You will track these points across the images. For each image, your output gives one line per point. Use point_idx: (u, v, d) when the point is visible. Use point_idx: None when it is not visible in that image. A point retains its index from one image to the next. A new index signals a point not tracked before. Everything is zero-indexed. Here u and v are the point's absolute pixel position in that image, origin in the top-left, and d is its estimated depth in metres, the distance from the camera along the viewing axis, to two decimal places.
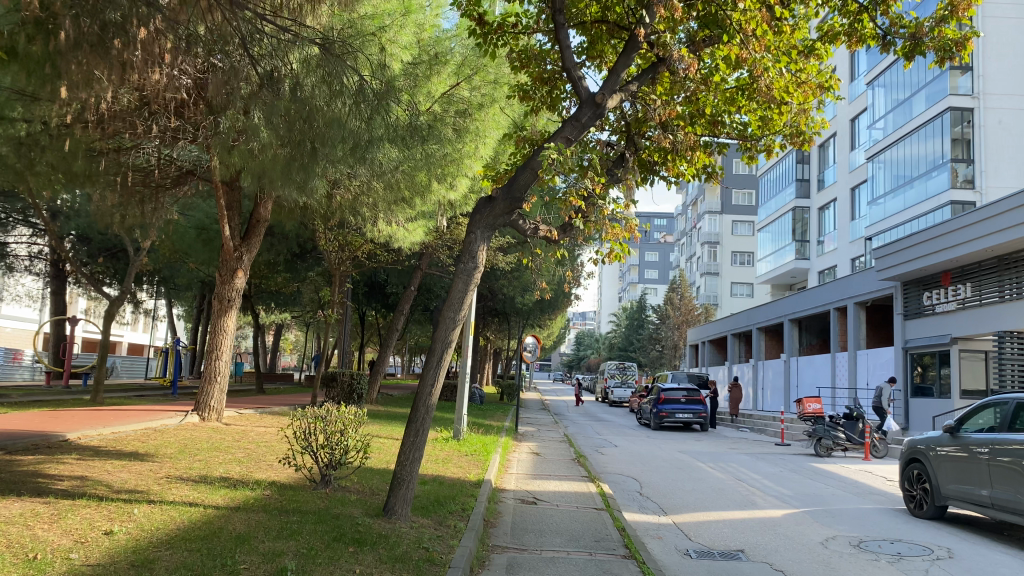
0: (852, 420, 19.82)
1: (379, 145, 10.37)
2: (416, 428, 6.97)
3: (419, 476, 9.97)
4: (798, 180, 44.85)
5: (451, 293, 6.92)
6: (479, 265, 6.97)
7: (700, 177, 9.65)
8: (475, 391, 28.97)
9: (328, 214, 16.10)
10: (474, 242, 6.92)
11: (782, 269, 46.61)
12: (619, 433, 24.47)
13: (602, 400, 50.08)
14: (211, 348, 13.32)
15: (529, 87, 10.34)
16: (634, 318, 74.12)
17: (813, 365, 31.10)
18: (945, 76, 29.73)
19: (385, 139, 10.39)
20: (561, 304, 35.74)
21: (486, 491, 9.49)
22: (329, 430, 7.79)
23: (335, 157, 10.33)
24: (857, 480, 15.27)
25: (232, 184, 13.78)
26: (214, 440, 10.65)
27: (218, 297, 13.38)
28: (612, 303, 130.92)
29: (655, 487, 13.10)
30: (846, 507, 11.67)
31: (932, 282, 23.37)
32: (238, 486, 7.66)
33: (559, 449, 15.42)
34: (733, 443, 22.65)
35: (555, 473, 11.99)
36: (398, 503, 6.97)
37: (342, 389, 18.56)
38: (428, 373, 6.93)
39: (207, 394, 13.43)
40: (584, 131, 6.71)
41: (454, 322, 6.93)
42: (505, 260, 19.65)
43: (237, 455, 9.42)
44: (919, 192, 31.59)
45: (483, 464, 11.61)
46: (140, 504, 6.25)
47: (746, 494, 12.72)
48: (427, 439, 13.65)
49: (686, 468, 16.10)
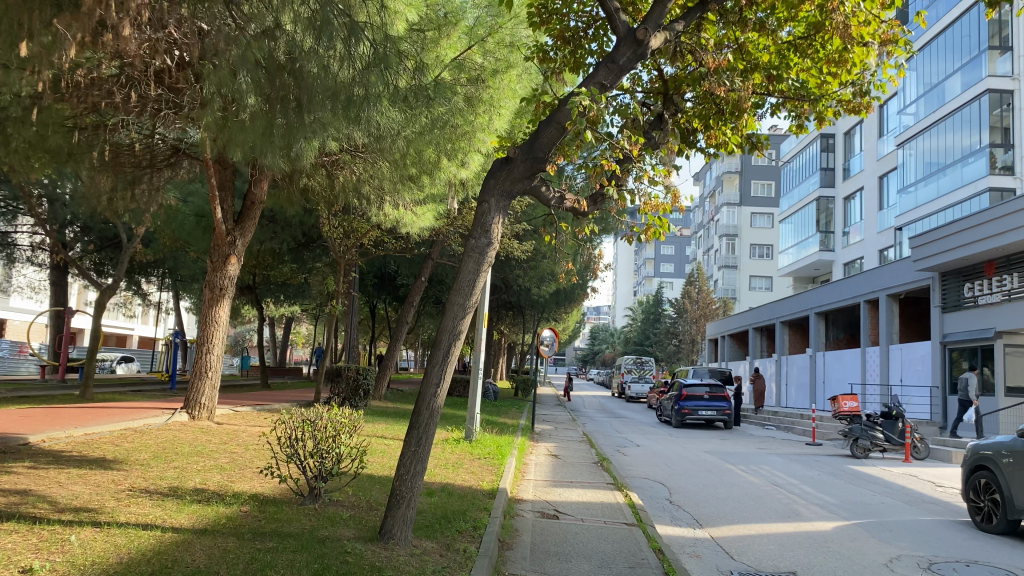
0: (891, 418, 18.36)
1: (377, 103, 9.19)
2: (418, 436, 5.84)
3: (425, 485, 8.88)
4: (823, 169, 43.39)
5: (459, 274, 5.82)
6: (494, 240, 5.81)
7: (743, 147, 8.52)
8: (488, 387, 27.83)
9: (330, 197, 15.00)
10: (488, 212, 5.78)
11: (806, 260, 45.21)
12: (639, 431, 23.30)
13: (619, 396, 48.87)
14: (203, 341, 12.28)
15: (549, 48, 9.23)
16: (650, 312, 72.72)
17: (841, 360, 29.78)
18: (982, 57, 28.18)
19: (384, 98, 9.20)
20: (577, 297, 34.57)
21: (501, 503, 8.35)
22: (319, 436, 6.72)
23: (326, 118, 9.15)
24: (904, 486, 14.05)
25: (224, 162, 12.71)
26: (198, 443, 9.60)
27: (209, 285, 12.34)
28: (627, 298, 129.44)
29: (686, 494, 11.96)
30: (902, 519, 10.48)
31: (973, 273, 21.96)
32: (212, 501, 6.60)
33: (580, 450, 14.29)
34: (760, 443, 21.45)
35: (576, 479, 10.88)
36: (396, 524, 5.86)
37: (347, 385, 17.46)
38: (433, 371, 5.79)
39: (197, 390, 12.36)
40: (622, 75, 5.68)
41: (464, 309, 5.83)
42: (521, 249, 18.52)
43: (219, 461, 8.38)
44: (953, 179, 30.10)
45: (497, 469, 10.50)
46: (82, 528, 5.21)
47: (787, 503, 11.54)
48: (437, 441, 12.55)
49: (716, 471, 14.93)
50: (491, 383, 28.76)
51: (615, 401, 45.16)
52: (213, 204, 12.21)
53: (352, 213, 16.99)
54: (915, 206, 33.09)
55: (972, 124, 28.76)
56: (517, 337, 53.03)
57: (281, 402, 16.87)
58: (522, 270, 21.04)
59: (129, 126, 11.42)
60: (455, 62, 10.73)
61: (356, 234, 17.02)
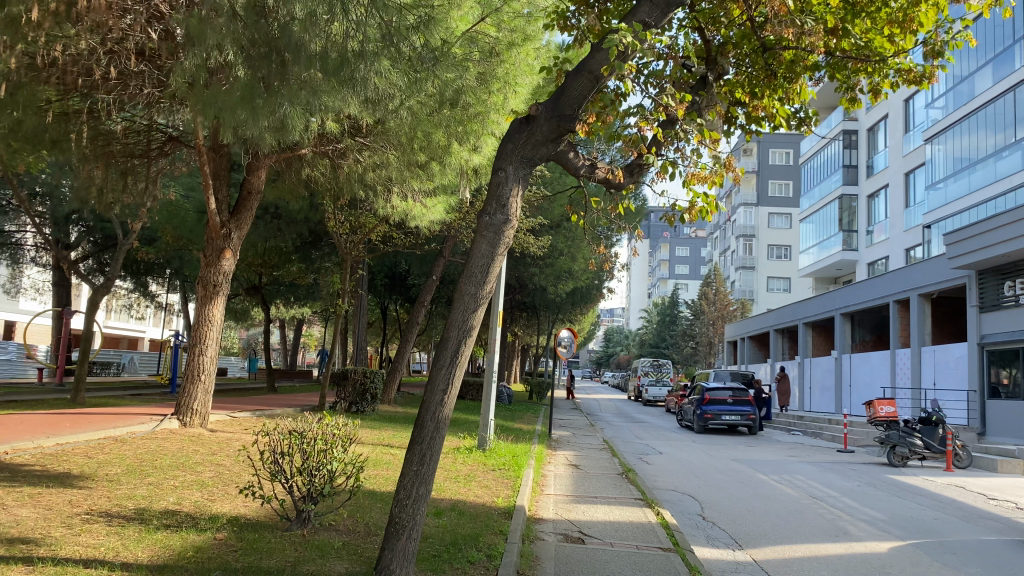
0: (930, 424, 17.18)
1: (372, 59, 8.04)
2: (422, 453, 4.87)
3: (433, 502, 7.91)
4: (846, 166, 42.17)
5: (470, 256, 4.87)
6: (513, 217, 4.85)
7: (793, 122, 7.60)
8: (502, 391, 26.83)
9: (334, 188, 14.06)
10: (505, 183, 4.82)
11: (828, 260, 43.97)
12: (660, 437, 22.26)
13: (636, 399, 47.79)
14: (195, 341, 11.37)
15: (571, 13, 8.27)
16: (666, 314, 71.56)
17: (869, 363, 28.60)
18: (1016, 46, 26.92)
19: (380, 51, 8.06)
20: (593, 298, 33.56)
21: (519, 524, 7.35)
22: (308, 450, 5.80)
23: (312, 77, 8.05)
24: (954, 498, 12.92)
25: (218, 148, 11.82)
26: (182, 453, 8.66)
27: (202, 282, 11.44)
28: (642, 300, 128.12)
29: (720, 509, 10.92)
30: (964, 539, 9.38)
31: (1013, 270, 20.75)
32: (183, 527, 5.66)
33: (602, 460, 13.27)
34: (789, 449, 20.35)
35: (600, 493, 9.88)
36: (396, 560, 4.85)
37: (354, 389, 16.50)
38: (439, 373, 4.85)
39: (189, 395, 11.45)
40: (669, 12, 5.15)
41: (475, 301, 4.87)
42: (537, 245, 17.52)
43: (200, 476, 7.43)
44: (986, 174, 28.85)
45: (513, 482, 9.52)
46: (9, 568, 4.28)
47: (832, 520, 10.46)
48: (446, 450, 11.57)
49: (748, 481, 13.85)
50: (506, 387, 27.81)
51: (632, 404, 44.10)
52: (206, 193, 11.30)
53: (359, 207, 16.06)
54: (945, 203, 31.86)
55: (1006, 116, 27.51)
56: (532, 339, 52.14)
57: (284, 407, 15.95)
58: (538, 268, 20.00)
59: (115, 110, 10.55)
60: (468, 33, 9.63)
61: (362, 230, 16.07)
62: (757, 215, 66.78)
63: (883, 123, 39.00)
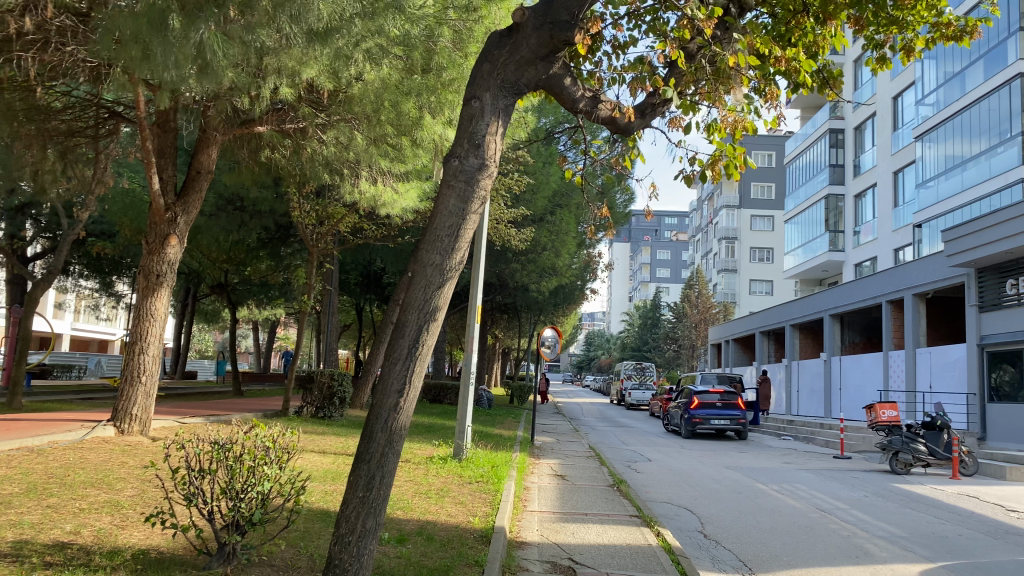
0: (934, 430, 16.24)
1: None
2: (371, 469, 3.74)
3: (396, 525, 6.73)
4: (832, 165, 41.41)
5: (433, 217, 3.86)
6: (489, 161, 3.93)
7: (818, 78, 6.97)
8: (482, 395, 25.67)
9: (297, 171, 12.88)
10: (481, 117, 3.97)
11: (813, 261, 43.18)
12: (647, 443, 21.15)
13: (618, 403, 46.75)
14: (135, 339, 10.11)
15: None
16: (648, 318, 70.70)
17: (860, 365, 27.74)
18: (1009, 41, 26.29)
19: None
20: (576, 298, 32.46)
21: (498, 553, 6.14)
22: (235, 465, 4.67)
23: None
24: (970, 510, 11.88)
25: (164, 124, 10.49)
26: (102, 467, 7.41)
27: (143, 271, 10.19)
28: (623, 303, 127.23)
29: (722, 526, 9.81)
30: (999, 561, 8.31)
31: (1014, 268, 19.85)
32: (72, 565, 4.46)
33: (590, 470, 12.11)
34: (783, 456, 19.33)
35: (591, 509, 8.73)
36: None
37: (320, 392, 15.27)
38: (394, 362, 3.77)
39: (127, 398, 10.16)
40: None
41: (442, 270, 3.81)
42: (518, 239, 16.37)
43: (115, 497, 6.22)
44: (979, 172, 28.14)
45: (493, 498, 8.35)
46: None
47: (848, 538, 9.36)
48: (418, 461, 10.37)
49: (746, 492, 12.77)
50: (486, 391, 26.69)
51: (615, 408, 43.07)
52: (149, 172, 10.01)
53: (326, 196, 14.88)
54: (936, 201, 31.09)
55: (999, 112, 26.82)
56: (513, 341, 51.09)
57: (243, 413, 14.70)
58: (517, 264, 18.82)
59: (39, 74, 9.29)
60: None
61: (330, 223, 14.86)
62: (739, 217, 65.98)
63: (870, 121, 38.33)
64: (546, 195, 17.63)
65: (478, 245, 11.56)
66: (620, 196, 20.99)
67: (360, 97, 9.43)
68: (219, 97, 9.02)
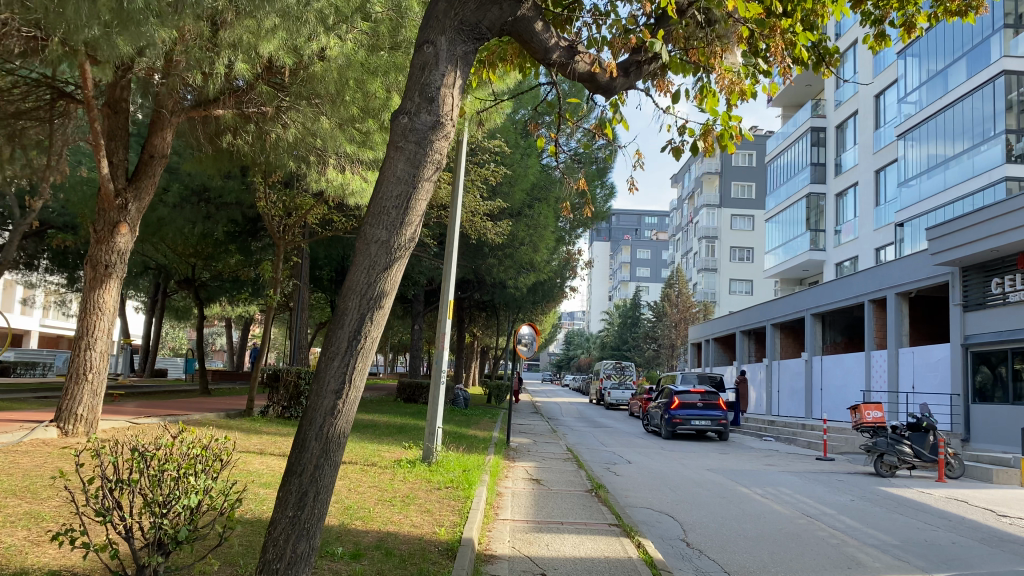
0: (920, 431, 15.87)
1: None
2: (306, 462, 3.29)
3: (353, 539, 6.12)
4: (813, 164, 41.21)
5: (380, 182, 3.47)
6: (443, 120, 3.59)
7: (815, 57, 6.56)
8: (458, 395, 25.08)
9: (261, 159, 12.24)
10: (437, 71, 3.66)
11: (794, 260, 42.92)
12: (627, 444, 20.65)
13: (598, 403, 46.30)
14: (81, 334, 9.44)
15: None
16: (628, 317, 70.39)
17: (842, 365, 27.45)
18: (993, 38, 26.09)
19: None
20: (556, 296, 31.92)
21: (464, 570, 5.54)
22: (154, 472, 4.04)
23: None
24: (960, 515, 11.44)
25: (115, 104, 9.80)
26: (31, 474, 6.73)
27: (90, 262, 9.50)
28: (603, 303, 127.00)
29: (706, 534, 9.27)
30: (999, 572, 7.85)
31: (999, 267, 19.56)
32: None
33: (565, 473, 11.54)
34: (765, 457, 18.90)
35: (567, 518, 8.16)
36: None
37: (286, 391, 14.61)
38: (335, 343, 3.32)
39: (72, 397, 9.47)
40: None
41: (391, 238, 3.40)
42: (495, 232, 15.79)
43: (36, 509, 5.56)
44: (961, 170, 27.96)
45: (462, 506, 7.76)
46: None
47: (838, 547, 8.87)
48: (384, 465, 9.76)
49: (729, 496, 12.26)
50: (464, 390, 26.13)
51: (594, 408, 42.60)
52: (97, 155, 9.31)
53: (294, 186, 14.22)
54: (918, 200, 30.85)
55: (982, 111, 26.63)
56: (492, 340, 50.49)
57: (204, 413, 14.00)
58: (494, 260, 18.22)
59: None
60: None
61: (298, 215, 14.18)
62: (719, 216, 65.76)
63: (852, 119, 38.16)
64: (525, 188, 17.07)
65: (452, 234, 10.90)
66: (601, 191, 20.46)
67: (324, 75, 8.80)
68: (170, 70, 8.38)
